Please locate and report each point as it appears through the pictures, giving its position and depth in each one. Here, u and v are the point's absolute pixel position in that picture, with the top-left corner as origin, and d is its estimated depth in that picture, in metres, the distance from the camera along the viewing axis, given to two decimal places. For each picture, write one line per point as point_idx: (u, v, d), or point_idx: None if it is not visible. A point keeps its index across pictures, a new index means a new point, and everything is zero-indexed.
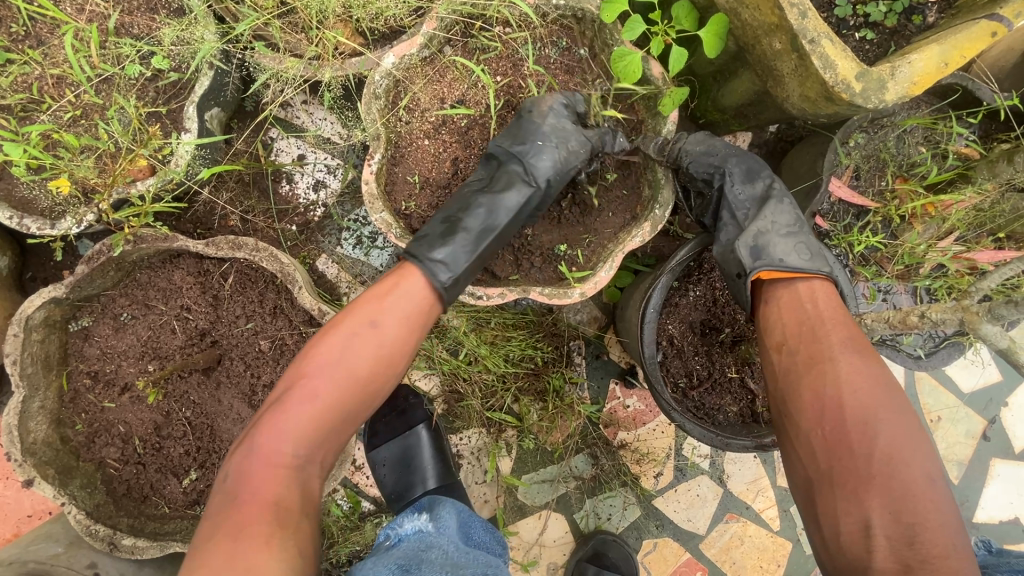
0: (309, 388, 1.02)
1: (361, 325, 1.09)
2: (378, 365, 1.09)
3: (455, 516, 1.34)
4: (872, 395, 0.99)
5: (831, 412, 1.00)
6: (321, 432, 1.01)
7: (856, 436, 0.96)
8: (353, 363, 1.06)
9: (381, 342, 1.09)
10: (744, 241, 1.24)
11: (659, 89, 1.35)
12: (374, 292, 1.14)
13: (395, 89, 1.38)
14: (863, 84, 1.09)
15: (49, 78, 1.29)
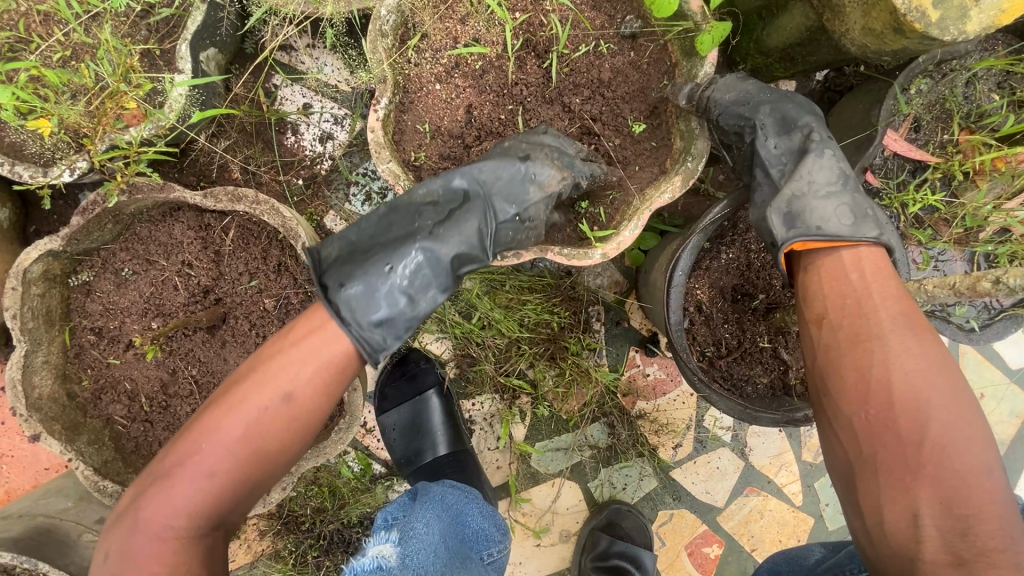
0: (210, 454, 0.96)
1: (274, 397, 1.00)
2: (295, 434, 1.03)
3: (435, 526, 1.26)
4: (925, 376, 0.88)
5: (878, 395, 0.89)
6: (223, 477, 0.96)
7: (905, 421, 0.86)
8: (264, 433, 1.00)
9: (296, 394, 1.02)
10: (777, 207, 1.07)
11: (697, 25, 1.20)
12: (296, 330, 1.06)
13: (404, 27, 1.27)
14: (941, 12, 0.93)
15: (35, 14, 1.20)
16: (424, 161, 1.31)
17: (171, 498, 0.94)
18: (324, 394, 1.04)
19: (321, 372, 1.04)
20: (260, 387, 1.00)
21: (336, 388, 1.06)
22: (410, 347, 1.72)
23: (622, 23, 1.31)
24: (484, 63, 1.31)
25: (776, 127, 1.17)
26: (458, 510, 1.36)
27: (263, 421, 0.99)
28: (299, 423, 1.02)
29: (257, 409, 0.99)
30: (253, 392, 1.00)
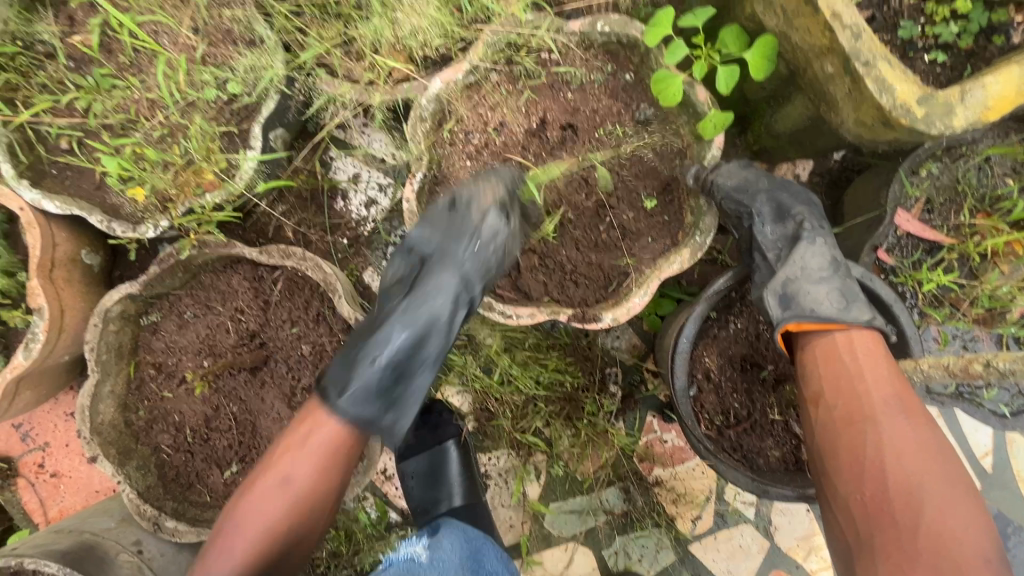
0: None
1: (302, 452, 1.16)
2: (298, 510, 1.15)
3: (458, 550, 1.32)
4: (919, 461, 0.88)
5: (872, 477, 0.89)
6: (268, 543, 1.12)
7: (899, 505, 0.86)
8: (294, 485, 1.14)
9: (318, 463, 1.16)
10: (771, 288, 1.12)
11: (703, 114, 1.31)
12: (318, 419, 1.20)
13: (441, 113, 1.43)
14: (926, 109, 1.01)
15: (145, 101, 1.46)
16: None
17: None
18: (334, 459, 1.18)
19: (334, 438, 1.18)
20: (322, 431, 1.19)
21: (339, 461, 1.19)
22: (433, 399, 1.78)
23: (637, 110, 1.45)
24: (508, 142, 1.46)
25: (773, 214, 1.25)
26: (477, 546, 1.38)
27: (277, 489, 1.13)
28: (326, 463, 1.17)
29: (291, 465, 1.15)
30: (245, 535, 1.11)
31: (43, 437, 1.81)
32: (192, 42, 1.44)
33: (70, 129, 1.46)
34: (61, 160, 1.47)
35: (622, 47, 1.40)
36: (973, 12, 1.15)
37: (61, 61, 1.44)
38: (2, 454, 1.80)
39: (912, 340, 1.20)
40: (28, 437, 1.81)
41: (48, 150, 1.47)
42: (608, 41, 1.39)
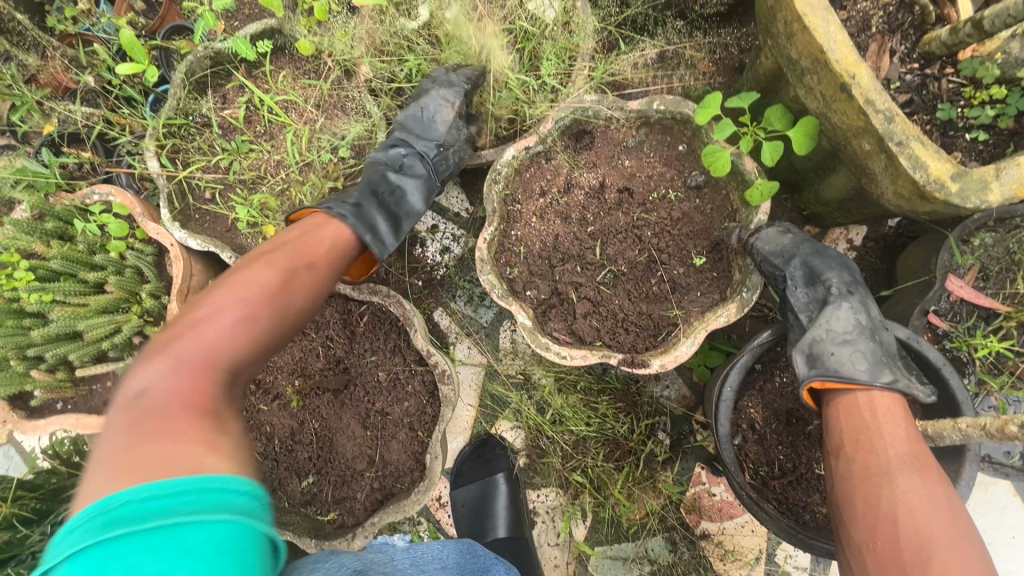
0: (145, 416, 0.82)
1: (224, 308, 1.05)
2: (268, 284, 1.13)
3: (446, 547, 1.42)
4: (929, 515, 0.96)
5: (884, 526, 0.99)
6: (175, 361, 0.92)
7: (909, 554, 0.94)
8: (249, 284, 1.11)
9: (288, 274, 1.18)
10: (799, 349, 1.23)
11: (750, 181, 1.45)
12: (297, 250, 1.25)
13: (514, 176, 1.64)
14: (961, 185, 1.09)
15: (273, 161, 1.80)
16: (518, 275, 1.63)
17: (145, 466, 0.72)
18: (328, 269, 1.29)
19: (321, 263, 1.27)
20: (270, 264, 1.19)
21: (335, 265, 1.32)
22: (487, 433, 1.91)
23: (689, 177, 1.61)
24: (570, 203, 1.65)
25: (805, 278, 1.33)
26: (485, 566, 1.44)
27: (247, 285, 1.11)
28: (308, 299, 1.21)
29: (256, 291, 1.10)
30: (219, 313, 1.04)
31: None
32: (314, 115, 1.77)
33: (214, 183, 1.80)
34: (204, 207, 1.81)
35: (677, 122, 1.58)
36: (1010, 96, 1.21)
37: (214, 129, 1.81)
38: None
39: (964, 401, 1.21)
40: None
41: (195, 199, 1.81)
42: (663, 117, 1.57)
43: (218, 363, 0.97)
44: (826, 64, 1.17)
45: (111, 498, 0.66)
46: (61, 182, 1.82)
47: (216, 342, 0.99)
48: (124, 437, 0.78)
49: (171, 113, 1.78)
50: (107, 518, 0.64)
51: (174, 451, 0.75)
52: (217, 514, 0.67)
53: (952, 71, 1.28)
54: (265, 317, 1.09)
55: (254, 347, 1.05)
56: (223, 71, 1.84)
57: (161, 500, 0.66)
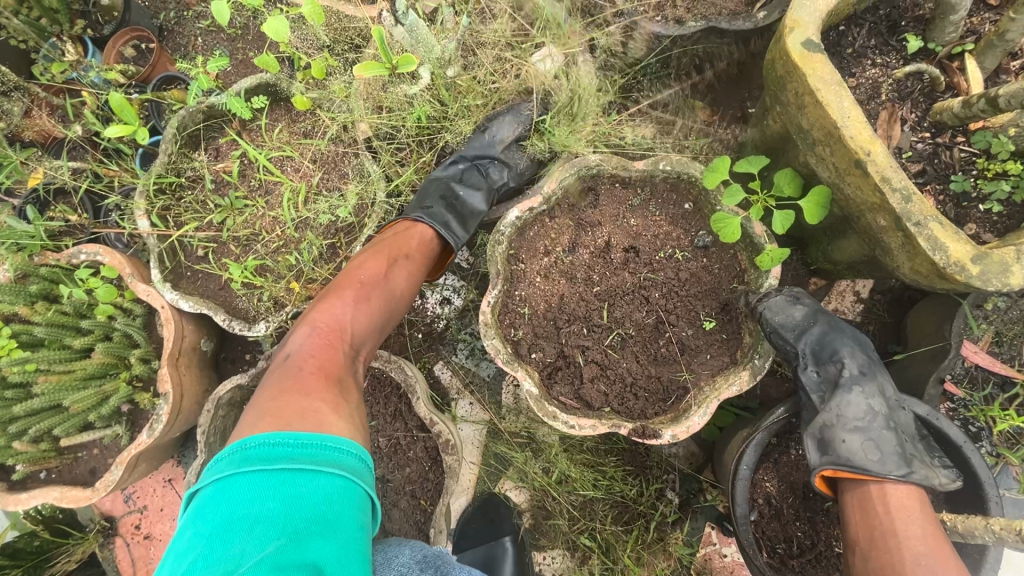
0: (282, 387, 1.02)
1: (325, 317, 1.21)
2: (358, 289, 1.28)
3: None
4: None
5: None
6: (295, 360, 1.11)
7: None
8: (343, 291, 1.27)
9: (376, 278, 1.31)
10: (810, 433, 1.19)
11: (760, 246, 1.42)
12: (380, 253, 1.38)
13: (517, 235, 1.60)
14: (981, 267, 1.06)
15: (267, 218, 1.74)
16: (523, 337, 1.59)
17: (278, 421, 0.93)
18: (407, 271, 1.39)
19: (400, 268, 1.38)
20: (359, 268, 1.32)
21: (420, 257, 1.46)
22: (490, 493, 1.85)
23: (696, 237, 1.58)
24: (575, 262, 1.61)
25: (815, 355, 1.29)
26: None
27: (343, 291, 1.27)
28: (398, 277, 1.37)
29: (347, 301, 1.25)
30: (312, 323, 1.19)
31: (142, 500, 2.02)
32: (311, 171, 1.73)
33: (207, 241, 1.74)
34: (196, 266, 1.75)
35: (683, 182, 1.56)
36: None
37: (207, 185, 1.75)
38: (107, 514, 2.01)
39: (987, 486, 1.17)
40: (130, 498, 2.02)
41: (187, 257, 1.75)
42: (668, 176, 1.55)
43: (317, 360, 1.10)
44: (840, 139, 1.15)
45: (255, 437, 0.88)
46: (46, 241, 1.75)
47: (324, 344, 1.15)
48: (262, 409, 0.97)
49: (162, 170, 1.72)
50: (245, 454, 0.86)
51: (308, 404, 0.98)
52: (319, 468, 0.88)
53: (964, 139, 1.26)
54: (356, 319, 1.24)
55: (364, 325, 1.26)
56: (217, 125, 1.79)
57: (281, 447, 0.88)
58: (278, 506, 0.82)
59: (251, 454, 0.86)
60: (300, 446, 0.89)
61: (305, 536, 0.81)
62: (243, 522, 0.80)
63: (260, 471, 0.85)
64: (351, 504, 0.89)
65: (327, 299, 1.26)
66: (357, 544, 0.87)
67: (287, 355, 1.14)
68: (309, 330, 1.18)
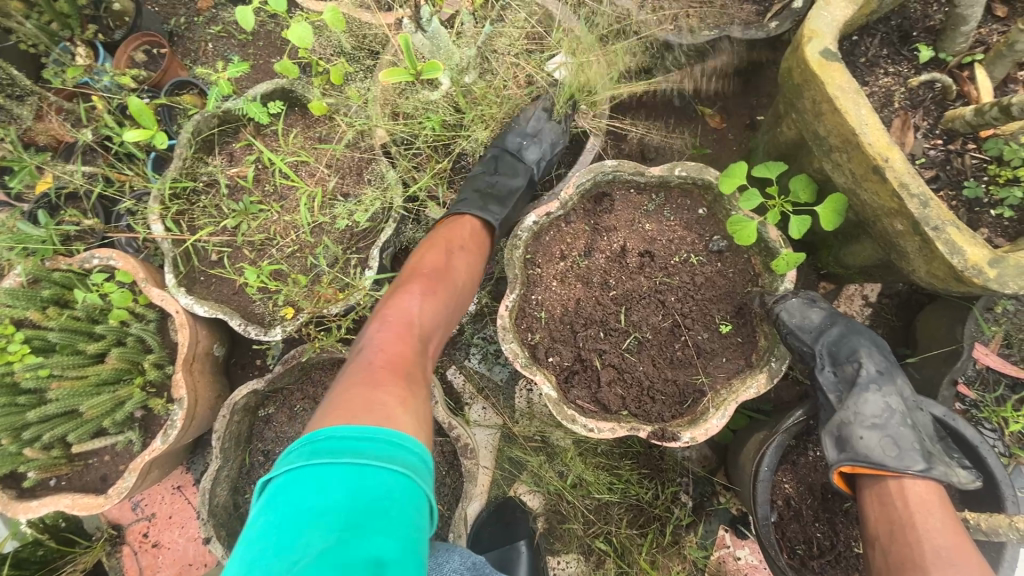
0: (358, 379, 1.03)
1: (395, 310, 1.23)
2: (424, 282, 1.31)
3: None
4: None
5: None
6: (371, 351, 1.13)
7: None
8: (409, 286, 1.30)
9: (437, 272, 1.35)
10: (827, 430, 1.22)
11: (775, 250, 1.45)
12: (440, 245, 1.41)
13: (534, 239, 1.62)
14: (998, 270, 1.09)
15: (283, 223, 1.74)
16: (540, 341, 1.60)
17: (353, 411, 0.92)
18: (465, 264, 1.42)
19: (458, 261, 1.41)
20: (424, 262, 1.36)
21: (474, 254, 1.48)
22: (506, 496, 1.83)
23: (710, 241, 1.60)
24: (590, 266, 1.63)
25: (831, 356, 1.31)
26: None
27: (410, 286, 1.30)
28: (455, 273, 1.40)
29: (415, 294, 1.27)
30: (382, 317, 1.22)
31: (151, 507, 2.00)
32: (327, 176, 1.74)
33: (221, 246, 1.74)
34: (210, 270, 1.75)
35: (698, 187, 1.58)
36: None
37: (222, 190, 1.75)
38: (114, 522, 1.99)
39: (1006, 487, 1.19)
40: (138, 506, 2.00)
41: (201, 262, 1.75)
42: (684, 182, 1.57)
43: (389, 353, 1.12)
44: (858, 146, 1.18)
45: (323, 431, 0.86)
46: (58, 246, 1.74)
47: (396, 337, 1.17)
48: (340, 397, 0.98)
49: (178, 175, 1.71)
50: (314, 447, 0.84)
51: (380, 393, 0.98)
52: (381, 464, 0.84)
53: (975, 147, 1.30)
54: (424, 312, 1.25)
55: (430, 317, 1.26)
56: (232, 129, 1.80)
57: (350, 439, 0.85)
58: (347, 500, 0.78)
59: (317, 446, 0.84)
60: (367, 440, 0.86)
61: (370, 535, 0.76)
62: (306, 515, 0.77)
63: (326, 464, 0.82)
64: (412, 505, 0.82)
65: (396, 292, 1.29)
66: (419, 551, 0.81)
67: (360, 348, 1.16)
68: (383, 322, 1.21)
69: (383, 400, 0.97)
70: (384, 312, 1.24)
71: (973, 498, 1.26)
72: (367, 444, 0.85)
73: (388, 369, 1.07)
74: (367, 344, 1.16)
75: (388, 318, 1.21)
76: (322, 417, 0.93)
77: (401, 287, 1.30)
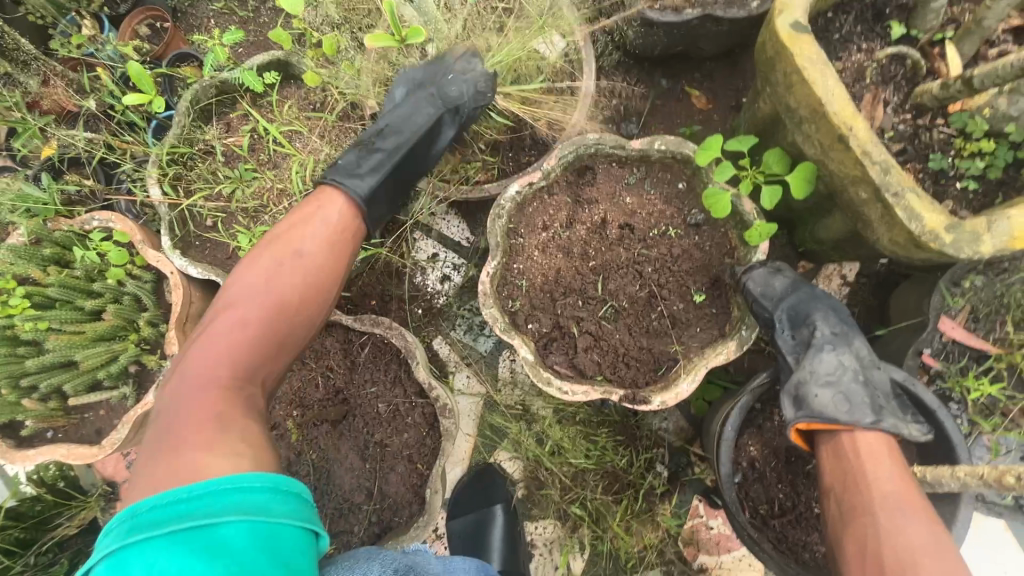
0: (163, 422, 1.09)
1: (225, 328, 1.23)
2: (265, 295, 1.28)
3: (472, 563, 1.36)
4: (913, 552, 0.98)
5: (873, 567, 1.01)
6: (199, 386, 1.14)
7: None
8: (245, 298, 1.27)
9: (279, 279, 1.30)
10: (785, 390, 1.26)
11: (749, 222, 1.49)
12: (281, 244, 1.35)
13: (517, 209, 1.66)
14: (955, 236, 1.13)
15: (275, 190, 1.79)
16: (520, 308, 1.64)
17: (170, 467, 0.97)
18: (328, 261, 1.38)
19: (315, 251, 1.37)
20: (268, 265, 1.31)
21: (337, 252, 1.41)
22: (486, 462, 1.90)
23: (688, 215, 1.64)
24: (571, 237, 1.67)
25: (791, 321, 1.36)
26: None
27: (244, 294, 1.27)
28: (311, 279, 1.34)
29: (247, 305, 1.25)
30: (196, 351, 1.20)
31: None
32: (319, 146, 1.79)
33: (216, 211, 1.80)
34: (205, 235, 1.80)
35: (677, 161, 1.62)
36: (998, 150, 1.26)
37: (217, 157, 1.80)
38: (110, 479, 2.06)
39: (960, 445, 1.23)
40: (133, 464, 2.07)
41: (196, 226, 1.81)
42: (664, 156, 1.61)
43: (203, 386, 1.14)
44: (824, 116, 1.22)
45: (147, 501, 0.88)
46: (60, 208, 1.81)
47: (218, 363, 1.18)
48: (149, 458, 1.02)
49: (175, 141, 1.78)
50: (134, 522, 0.85)
51: (216, 432, 1.05)
52: (229, 516, 0.87)
53: (944, 121, 1.33)
54: (246, 325, 1.24)
55: (256, 328, 1.25)
56: (228, 100, 1.85)
57: (167, 505, 0.87)
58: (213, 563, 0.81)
59: (149, 517, 0.86)
60: (198, 497, 0.88)
61: None
62: None
63: (152, 537, 0.83)
64: (291, 539, 0.91)
65: (221, 309, 1.26)
66: None
67: (187, 381, 1.16)
68: (210, 349, 1.20)
69: (189, 440, 1.02)
70: (207, 336, 1.22)
71: (929, 453, 1.31)
72: (204, 502, 0.88)
73: (206, 409, 1.09)
74: (192, 375, 1.16)
75: (214, 343, 1.21)
76: (152, 482, 0.94)
77: (231, 292, 1.28)
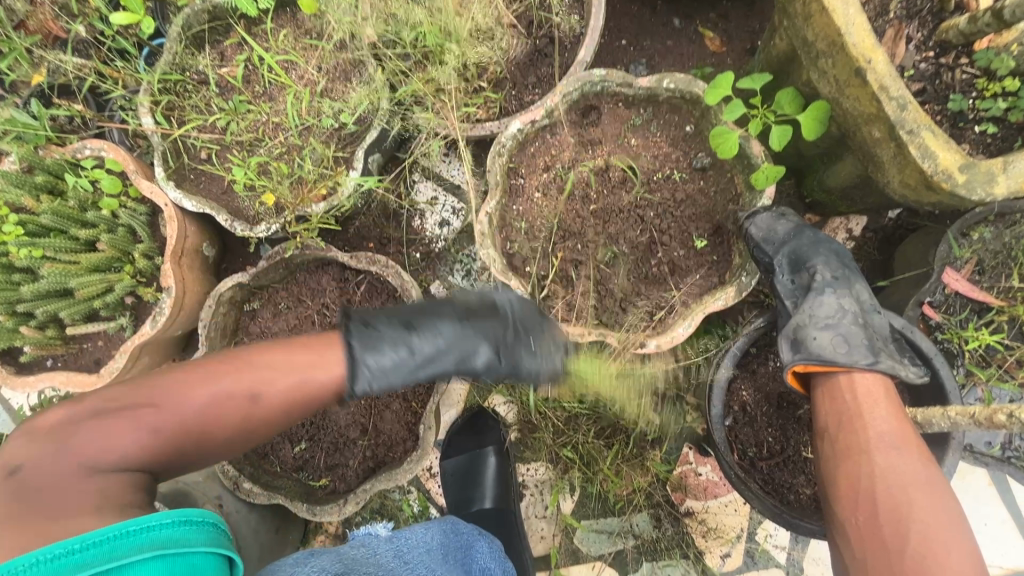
0: (30, 487, 0.92)
1: (158, 406, 1.08)
2: (204, 410, 1.12)
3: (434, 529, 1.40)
4: (908, 490, 1.00)
5: (866, 503, 1.02)
6: (91, 459, 0.98)
7: (890, 532, 0.98)
8: (180, 402, 1.11)
9: (220, 415, 1.14)
10: (783, 334, 1.25)
11: (755, 165, 1.43)
12: (272, 361, 1.22)
13: (518, 148, 1.60)
14: (968, 176, 1.09)
15: (270, 124, 1.74)
16: (519, 250, 1.61)
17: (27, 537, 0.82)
18: (286, 409, 1.20)
19: (290, 392, 1.20)
20: (213, 387, 1.14)
21: (299, 409, 1.23)
22: (480, 407, 1.92)
23: (694, 158, 1.60)
24: (573, 179, 1.63)
25: (792, 265, 1.34)
26: (468, 542, 1.44)
27: (176, 403, 1.10)
28: (254, 421, 1.18)
29: (191, 407, 1.11)
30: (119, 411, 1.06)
31: None
32: (316, 78, 1.73)
33: (211, 143, 1.75)
34: (199, 167, 1.76)
35: (686, 102, 1.55)
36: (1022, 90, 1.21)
37: (211, 87, 1.75)
38: None
39: (951, 387, 1.24)
40: None
41: (190, 158, 1.77)
42: (672, 95, 1.54)
43: (100, 456, 1.00)
44: (843, 48, 1.15)
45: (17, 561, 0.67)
46: (51, 135, 1.76)
47: (138, 438, 1.05)
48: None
49: (167, 68, 1.71)
50: None
51: (76, 497, 0.92)
52: (134, 556, 0.73)
53: (968, 61, 1.27)
54: (171, 439, 1.08)
55: (170, 437, 1.08)
56: (222, 27, 1.77)
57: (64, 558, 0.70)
58: None
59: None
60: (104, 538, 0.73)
61: None
62: None
63: None
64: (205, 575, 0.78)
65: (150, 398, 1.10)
66: None
67: (95, 437, 1.01)
68: (137, 416, 1.07)
69: (63, 517, 0.87)
70: (115, 422, 1.04)
71: (922, 397, 1.33)
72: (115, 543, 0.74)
73: (101, 489, 0.95)
74: (102, 428, 1.03)
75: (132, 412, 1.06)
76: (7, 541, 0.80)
77: (176, 376, 1.14)
